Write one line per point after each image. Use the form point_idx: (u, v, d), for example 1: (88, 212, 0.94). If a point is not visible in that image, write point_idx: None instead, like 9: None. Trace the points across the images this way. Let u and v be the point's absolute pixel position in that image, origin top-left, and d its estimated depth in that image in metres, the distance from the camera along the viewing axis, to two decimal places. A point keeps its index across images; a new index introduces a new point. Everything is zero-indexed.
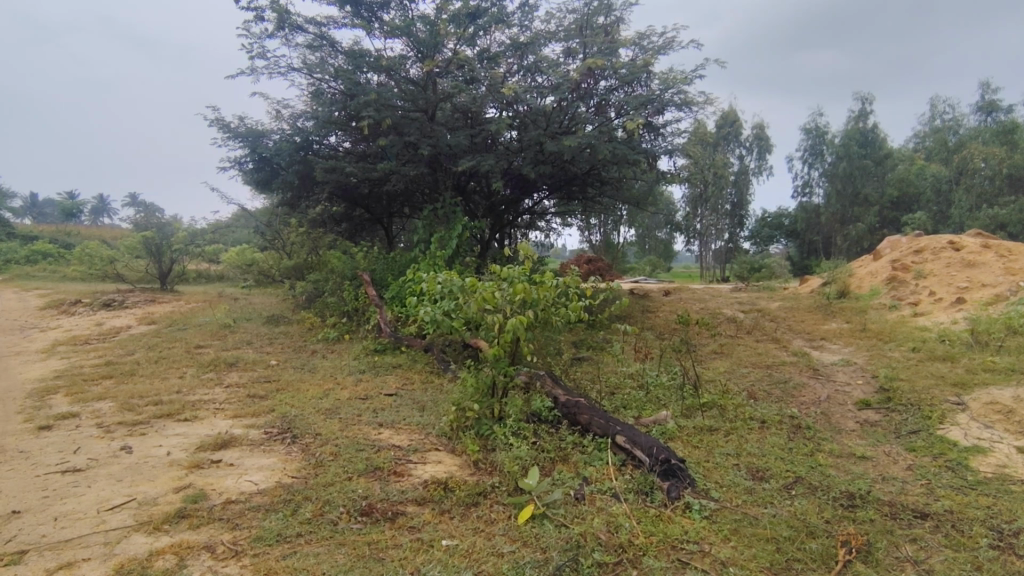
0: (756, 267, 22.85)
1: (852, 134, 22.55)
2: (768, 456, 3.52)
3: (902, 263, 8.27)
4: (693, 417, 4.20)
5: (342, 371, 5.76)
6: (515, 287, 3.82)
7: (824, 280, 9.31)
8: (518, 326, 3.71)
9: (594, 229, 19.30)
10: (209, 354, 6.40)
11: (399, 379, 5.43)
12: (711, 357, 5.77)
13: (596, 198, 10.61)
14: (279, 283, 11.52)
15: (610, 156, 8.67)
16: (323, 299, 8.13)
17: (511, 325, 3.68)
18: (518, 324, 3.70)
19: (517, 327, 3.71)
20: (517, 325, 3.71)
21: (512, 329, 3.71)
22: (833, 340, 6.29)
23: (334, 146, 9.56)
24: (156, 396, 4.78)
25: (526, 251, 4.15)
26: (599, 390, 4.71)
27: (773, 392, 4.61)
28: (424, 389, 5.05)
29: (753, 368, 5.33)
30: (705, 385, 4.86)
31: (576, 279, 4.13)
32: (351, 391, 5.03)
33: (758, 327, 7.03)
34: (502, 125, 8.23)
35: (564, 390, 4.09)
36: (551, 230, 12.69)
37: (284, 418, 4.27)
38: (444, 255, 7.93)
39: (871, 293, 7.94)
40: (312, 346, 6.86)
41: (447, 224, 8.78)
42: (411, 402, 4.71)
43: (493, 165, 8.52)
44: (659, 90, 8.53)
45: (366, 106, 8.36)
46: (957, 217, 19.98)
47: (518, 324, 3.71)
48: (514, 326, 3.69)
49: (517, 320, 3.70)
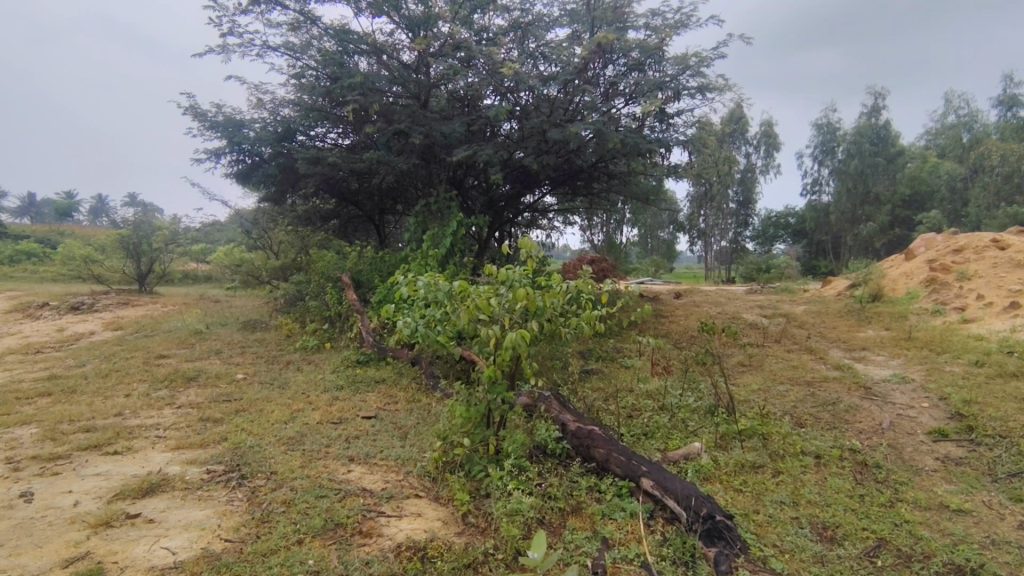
0: (764, 267, 22.15)
1: (864, 129, 21.68)
2: (834, 508, 2.78)
3: (941, 263, 7.52)
4: (730, 449, 3.46)
5: (316, 387, 5.02)
6: (517, 293, 3.06)
7: (850, 282, 8.58)
8: (517, 342, 2.94)
9: (597, 229, 18.57)
10: (169, 365, 5.65)
11: (380, 399, 4.71)
12: (740, 370, 5.04)
13: (603, 192, 9.85)
14: (265, 285, 10.83)
15: (620, 146, 7.99)
16: (304, 303, 7.39)
17: (511, 340, 2.92)
18: (517, 339, 2.93)
19: (517, 345, 2.94)
20: (517, 340, 2.94)
21: (511, 346, 2.94)
22: (876, 350, 5.54)
23: (319, 136, 8.82)
24: (90, 420, 4.04)
25: (530, 248, 3.34)
26: (615, 415, 3.98)
27: (822, 418, 3.86)
28: (409, 412, 4.35)
29: (791, 386, 4.59)
30: (739, 408, 4.10)
31: (590, 284, 3.38)
32: (322, 414, 4.28)
33: (787, 335, 6.29)
34: (502, 110, 7.50)
35: (573, 416, 3.39)
36: (553, 229, 12.01)
37: (235, 449, 3.52)
38: (437, 255, 7.22)
39: (908, 296, 7.19)
40: (288, 356, 6.14)
41: (441, 220, 8.04)
42: (393, 429, 3.99)
43: (492, 155, 7.77)
44: (675, 72, 7.76)
45: (350, 90, 7.58)
46: (974, 216, 19.23)
47: (521, 341, 2.94)
48: (514, 342, 2.93)
49: (518, 334, 2.93)
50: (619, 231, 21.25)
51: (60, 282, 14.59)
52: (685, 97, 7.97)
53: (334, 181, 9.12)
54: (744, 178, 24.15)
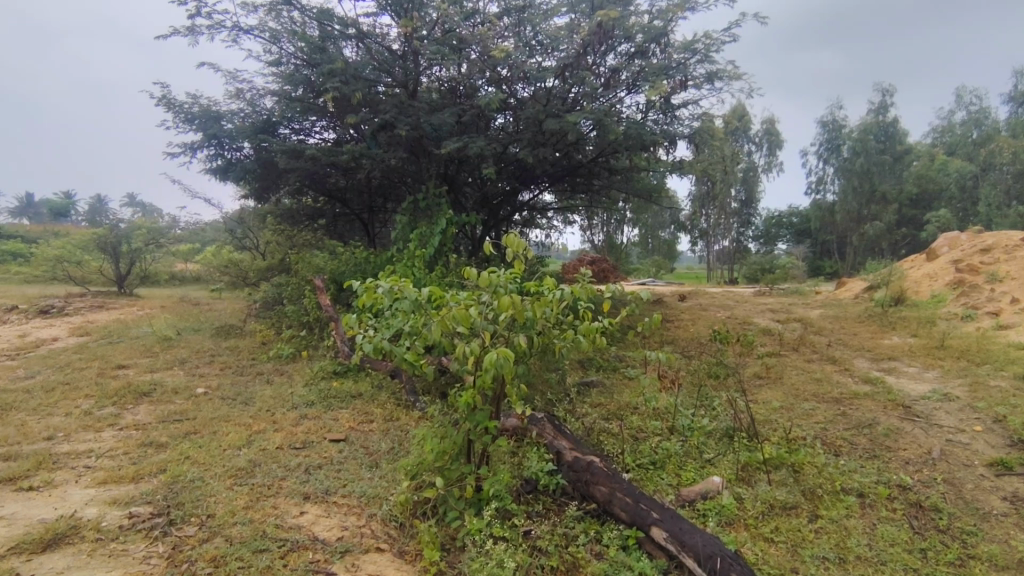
0: (768, 268, 21.62)
1: (869, 126, 21.15)
2: (892, 567, 2.25)
3: (968, 263, 7.00)
4: (754, 484, 2.92)
5: (284, 403, 4.50)
6: (501, 301, 2.52)
7: (867, 284, 8.05)
8: (499, 362, 2.39)
9: (597, 228, 18.04)
10: (124, 377, 5.11)
11: (353, 418, 4.19)
12: (757, 384, 4.51)
13: (604, 190, 9.30)
14: (249, 287, 10.33)
15: (622, 138, 7.46)
16: (282, 308, 6.86)
17: (493, 359, 2.38)
18: (500, 359, 2.39)
19: (499, 367, 2.39)
20: (499, 360, 2.40)
21: (492, 368, 2.39)
22: (907, 360, 5.02)
23: (302, 128, 8.31)
24: (14, 447, 3.50)
25: (518, 247, 2.80)
26: (619, 439, 3.45)
27: (859, 444, 3.34)
28: (383, 435, 3.82)
29: (818, 403, 4.06)
30: (761, 430, 3.58)
31: (589, 289, 2.85)
32: (284, 437, 3.75)
33: (805, 342, 5.77)
34: (495, 99, 6.97)
35: (569, 444, 2.93)
36: (552, 228, 11.50)
37: (171, 485, 2.99)
38: (425, 255, 6.69)
39: (934, 300, 6.66)
40: (259, 366, 5.61)
41: (430, 218, 7.51)
42: (362, 456, 3.46)
43: (484, 148, 7.24)
44: (682, 57, 7.22)
45: (331, 77, 7.05)
46: (984, 214, 18.67)
47: (505, 363, 2.39)
48: (496, 364, 2.38)
49: (501, 353, 2.39)
50: (619, 231, 20.75)
51: (39, 284, 14.06)
52: (691, 85, 7.43)
53: (317, 176, 8.58)
54: (746, 177, 23.48)
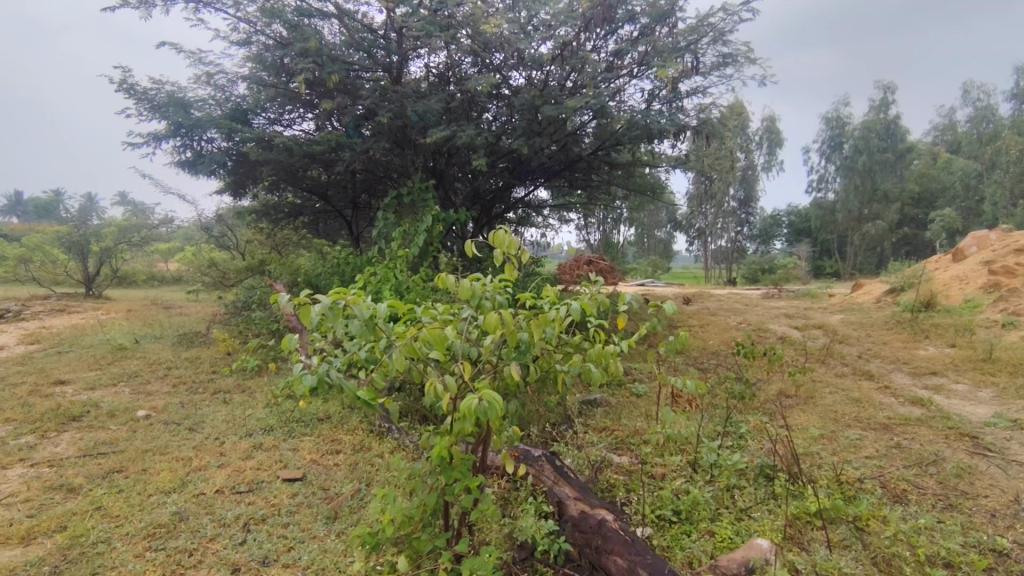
0: (768, 268, 21.07)
1: (872, 125, 20.67)
2: None
3: (1002, 265, 6.46)
4: (811, 548, 2.30)
5: (238, 429, 3.86)
6: (487, 320, 1.90)
7: (888, 287, 7.49)
8: (484, 409, 1.70)
9: (592, 230, 17.46)
10: (57, 396, 4.45)
11: (316, 449, 3.55)
12: (788, 406, 3.91)
13: (602, 187, 8.71)
14: (222, 289, 9.65)
15: (625, 126, 6.85)
16: (250, 314, 6.20)
17: (476, 405, 1.69)
18: (485, 405, 1.70)
19: (485, 417, 1.70)
20: (484, 405, 1.71)
21: (474, 417, 1.70)
22: (954, 376, 4.43)
23: (279, 117, 7.65)
24: None
25: (508, 246, 2.15)
26: (634, 485, 2.83)
27: (928, 489, 2.73)
28: (348, 473, 3.18)
29: (865, 431, 3.45)
30: (805, 466, 2.96)
31: (603, 302, 2.24)
32: (228, 477, 3.11)
33: (833, 352, 5.17)
34: (485, 82, 6.34)
35: (575, 492, 2.47)
36: (548, 227, 10.88)
37: (66, 551, 2.34)
38: (408, 256, 6.05)
39: (968, 305, 6.09)
40: (218, 381, 4.96)
41: (415, 215, 6.87)
42: (319, 504, 2.83)
43: (474, 137, 6.62)
44: (692, 38, 6.60)
45: (304, 58, 6.42)
46: (989, 213, 18.09)
47: (494, 410, 1.71)
48: (480, 411, 1.69)
49: (487, 395, 1.71)
50: (615, 231, 20.15)
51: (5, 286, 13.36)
52: (702, 70, 6.82)
53: (293, 170, 7.93)
54: (745, 175, 22.94)
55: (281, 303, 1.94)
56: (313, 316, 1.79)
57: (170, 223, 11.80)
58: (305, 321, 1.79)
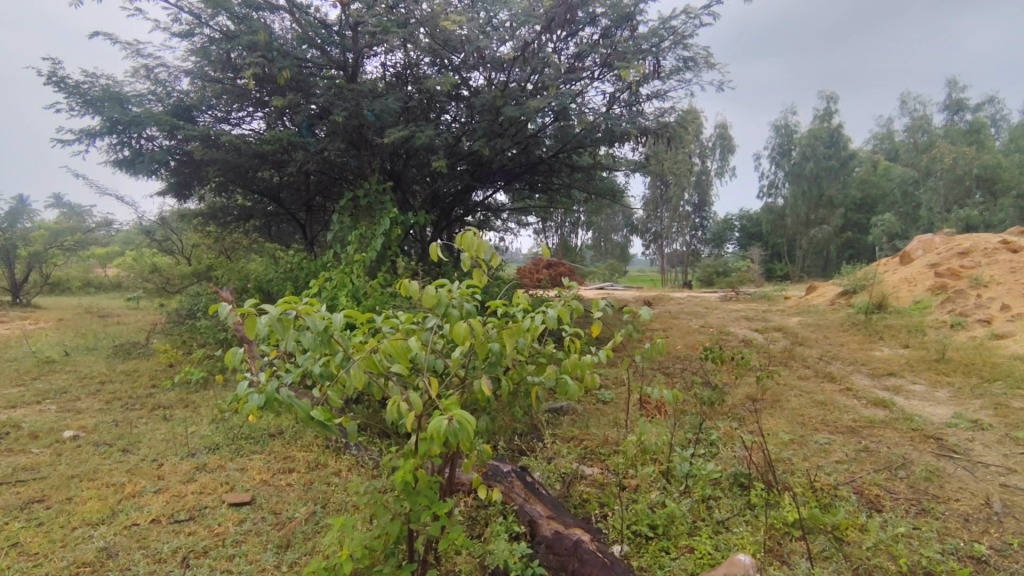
0: (721, 271, 21.54)
1: (818, 132, 21.56)
2: None
3: (947, 267, 6.72)
4: (794, 562, 2.21)
5: (179, 448, 3.54)
6: (457, 331, 1.73)
7: (840, 289, 7.69)
8: (455, 431, 1.51)
9: (551, 233, 17.44)
10: None
11: (266, 469, 3.28)
12: (755, 410, 3.88)
13: (563, 191, 8.65)
14: (164, 296, 9.11)
15: (587, 128, 6.79)
16: (193, 323, 5.82)
17: (446, 427, 1.50)
18: (455, 427, 1.51)
19: (456, 440, 1.51)
20: (455, 426, 1.52)
21: (444, 441, 1.51)
22: (910, 376, 4.53)
23: (225, 113, 7.24)
24: None
25: (476, 249, 1.99)
26: (608, 499, 2.70)
27: (901, 494, 2.72)
28: (301, 494, 2.94)
29: (833, 434, 3.44)
30: (779, 473, 2.90)
31: (577, 309, 2.10)
32: (166, 505, 2.83)
33: (793, 355, 5.22)
34: (446, 81, 6.17)
35: (547, 509, 2.35)
36: (508, 231, 10.75)
37: None
38: (365, 260, 5.79)
39: (916, 306, 6.29)
40: (157, 396, 4.60)
41: (372, 218, 6.61)
42: (268, 531, 2.58)
43: (433, 137, 6.43)
44: (654, 41, 6.59)
45: (252, 52, 6.09)
46: (926, 218, 18.97)
47: (466, 432, 1.51)
48: (450, 434, 1.50)
49: (457, 415, 1.52)
50: (573, 234, 20.20)
51: None
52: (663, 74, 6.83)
53: (241, 171, 7.54)
54: (699, 181, 23.45)
55: (221, 314, 1.66)
56: (259, 327, 1.56)
57: (107, 228, 11.08)
58: (251, 334, 1.55)
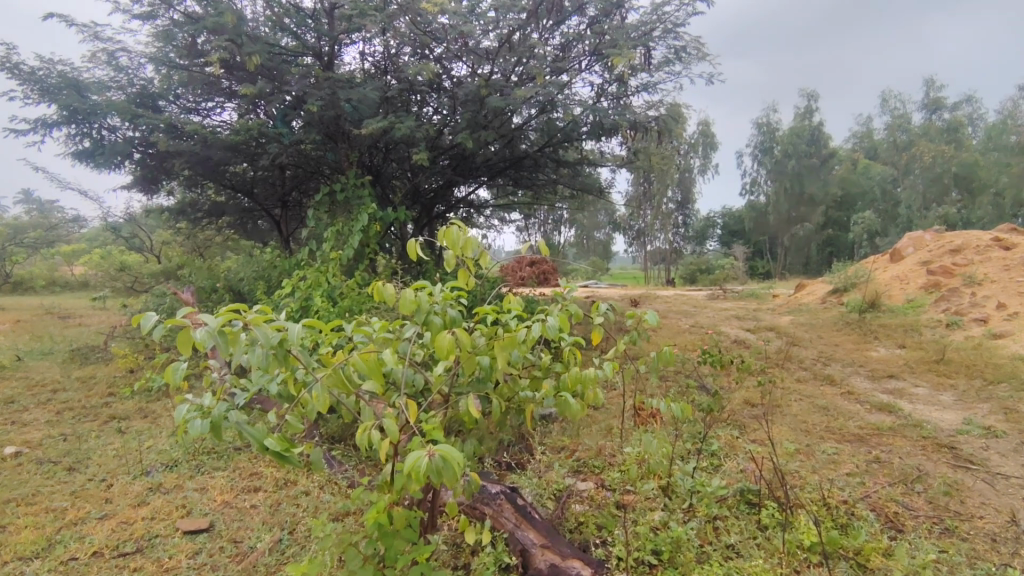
0: (704, 269, 21.49)
1: (800, 131, 21.66)
2: None
3: (940, 265, 6.63)
4: None
5: (133, 464, 3.22)
6: (441, 344, 1.46)
7: (831, 287, 7.57)
8: (437, 468, 1.24)
9: (535, 231, 17.21)
10: None
11: (229, 487, 2.98)
12: (757, 416, 3.67)
13: (547, 186, 8.39)
14: (130, 295, 8.67)
15: (574, 119, 6.53)
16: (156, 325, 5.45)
17: (426, 464, 1.22)
18: (437, 463, 1.23)
19: (440, 479, 1.23)
20: (437, 462, 1.25)
21: (425, 480, 1.23)
22: (911, 377, 4.37)
23: (194, 104, 6.84)
24: None
25: (461, 246, 1.71)
26: (606, 520, 2.45)
27: (920, 511, 2.51)
28: (266, 518, 2.64)
29: (839, 442, 3.25)
30: (789, 488, 2.68)
31: (577, 315, 1.84)
32: (112, 533, 2.52)
33: (790, 355, 5.04)
34: (426, 69, 5.86)
35: (541, 534, 2.13)
36: (491, 228, 10.49)
37: None
38: (342, 258, 5.47)
39: (911, 304, 6.17)
40: (113, 405, 4.25)
41: (349, 214, 6.29)
42: (226, 564, 2.28)
43: (413, 129, 6.12)
44: (642, 29, 6.35)
45: (218, 36, 5.72)
46: (905, 216, 19.06)
47: (452, 469, 1.24)
48: (432, 472, 1.22)
49: (440, 449, 1.24)
50: (555, 232, 19.99)
51: None
52: (653, 65, 6.60)
53: (210, 165, 7.14)
54: (682, 178, 23.39)
55: (146, 326, 1.30)
56: (193, 340, 1.26)
57: (80, 224, 10.69)
58: (184, 350, 1.25)
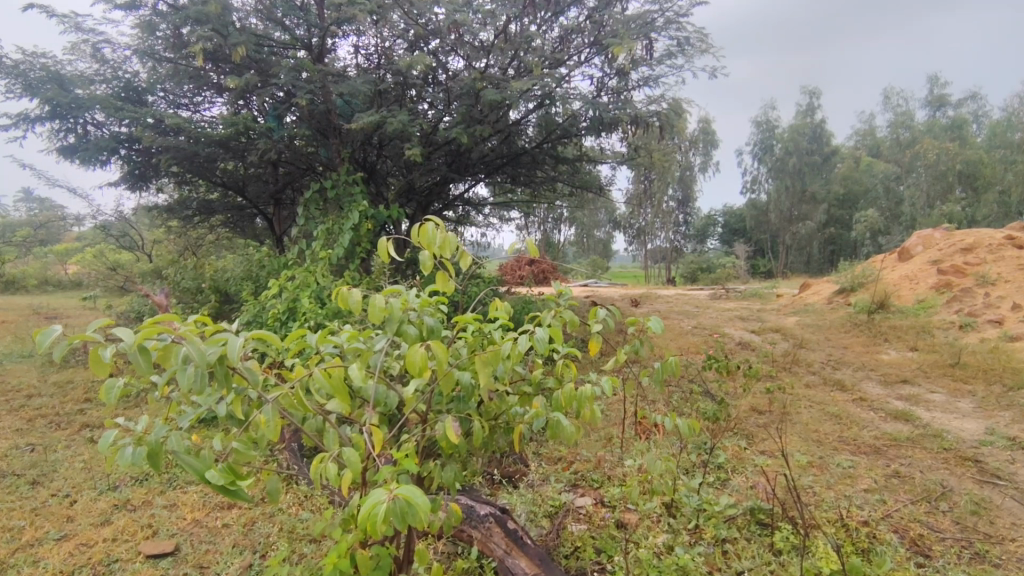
0: (705, 267, 21.25)
1: (801, 129, 21.51)
2: None
3: (951, 265, 6.43)
4: None
5: (102, 478, 3.02)
6: (410, 359, 1.25)
7: (837, 287, 7.36)
8: (401, 512, 1.04)
9: (534, 230, 17.00)
10: None
11: (201, 504, 2.78)
12: (766, 425, 3.46)
13: (546, 184, 8.17)
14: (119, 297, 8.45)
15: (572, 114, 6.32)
16: None
17: (385, 510, 1.02)
18: (399, 507, 1.04)
19: (403, 524, 1.04)
20: (400, 505, 1.05)
21: (385, 527, 1.03)
22: (926, 382, 4.18)
23: (183, 98, 6.71)
24: None
25: (439, 247, 1.49)
26: (607, 545, 2.23)
27: (947, 533, 2.31)
28: (235, 540, 2.43)
29: (855, 454, 3.05)
30: (804, 507, 2.48)
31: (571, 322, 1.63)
32: (67, 558, 2.31)
33: (797, 359, 4.84)
34: (419, 61, 5.65)
35: (531, 565, 1.92)
36: (489, 227, 10.28)
37: None
38: (330, 257, 5.26)
39: (921, 305, 5.97)
40: (88, 413, 4.04)
41: (339, 211, 6.07)
42: None
43: (406, 123, 5.91)
44: (643, 20, 6.12)
45: (202, 26, 5.51)
46: (909, 214, 18.83)
47: (417, 513, 1.04)
48: (394, 517, 1.03)
49: (403, 491, 1.04)
50: (554, 231, 19.74)
51: None
52: (654, 58, 6.37)
53: (198, 162, 6.95)
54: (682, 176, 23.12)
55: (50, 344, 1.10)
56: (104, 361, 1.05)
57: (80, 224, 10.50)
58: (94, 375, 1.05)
